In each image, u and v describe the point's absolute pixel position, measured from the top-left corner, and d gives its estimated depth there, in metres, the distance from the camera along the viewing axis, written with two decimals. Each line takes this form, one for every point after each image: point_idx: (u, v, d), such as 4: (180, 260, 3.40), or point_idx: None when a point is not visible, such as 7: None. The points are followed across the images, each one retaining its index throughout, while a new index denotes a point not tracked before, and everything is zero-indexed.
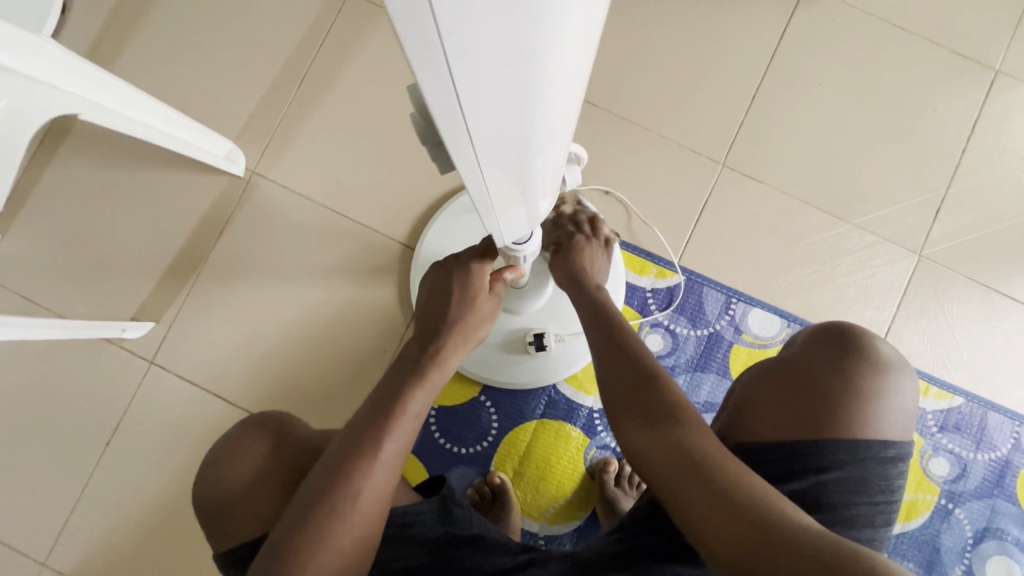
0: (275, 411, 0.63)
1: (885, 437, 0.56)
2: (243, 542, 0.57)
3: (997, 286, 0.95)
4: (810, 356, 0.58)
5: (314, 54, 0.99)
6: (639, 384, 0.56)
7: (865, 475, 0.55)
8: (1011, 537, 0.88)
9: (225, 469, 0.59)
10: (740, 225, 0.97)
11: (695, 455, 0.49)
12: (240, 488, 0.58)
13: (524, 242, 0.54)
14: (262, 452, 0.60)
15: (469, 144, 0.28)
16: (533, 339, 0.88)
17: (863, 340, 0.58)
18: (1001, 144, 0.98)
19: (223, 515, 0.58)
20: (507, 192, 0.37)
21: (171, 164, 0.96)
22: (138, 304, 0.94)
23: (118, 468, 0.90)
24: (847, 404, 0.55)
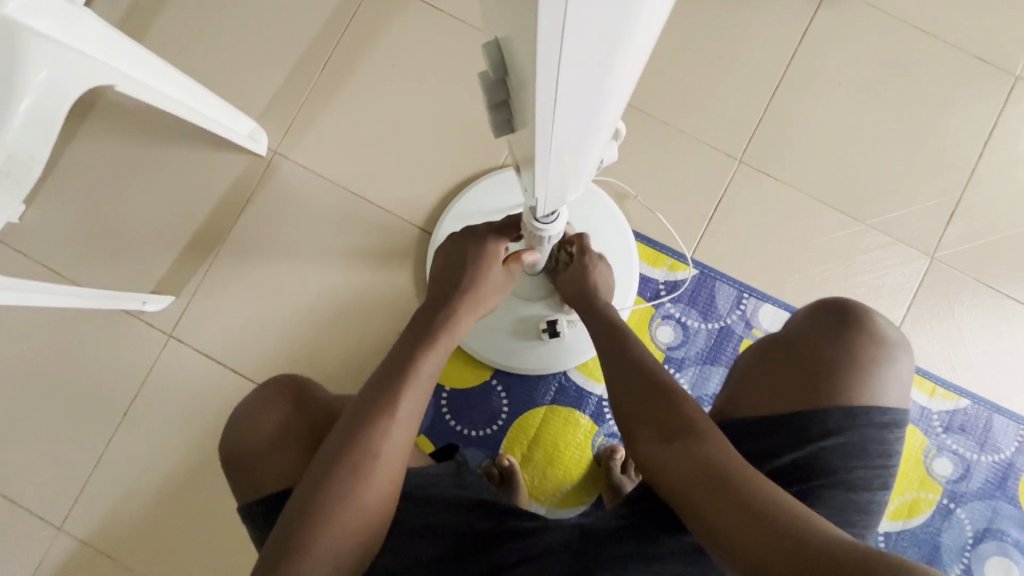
0: (300, 376, 0.65)
1: (881, 403, 0.57)
2: (262, 498, 0.58)
3: (1008, 291, 0.96)
4: (807, 331, 0.60)
5: (338, 37, 1.00)
6: (658, 402, 0.57)
7: (864, 440, 0.56)
8: (1011, 538, 0.89)
9: (249, 427, 0.61)
10: (755, 222, 0.98)
11: (715, 467, 0.50)
12: (261, 447, 0.60)
13: (548, 222, 0.55)
14: (284, 413, 0.62)
15: (547, 101, 0.28)
16: (546, 325, 0.90)
17: (859, 314, 0.60)
18: (1018, 150, 0.98)
19: (244, 472, 0.60)
20: (555, 163, 0.38)
21: (194, 142, 0.98)
22: (158, 279, 0.95)
23: (135, 437, 0.92)
24: (843, 373, 0.57)
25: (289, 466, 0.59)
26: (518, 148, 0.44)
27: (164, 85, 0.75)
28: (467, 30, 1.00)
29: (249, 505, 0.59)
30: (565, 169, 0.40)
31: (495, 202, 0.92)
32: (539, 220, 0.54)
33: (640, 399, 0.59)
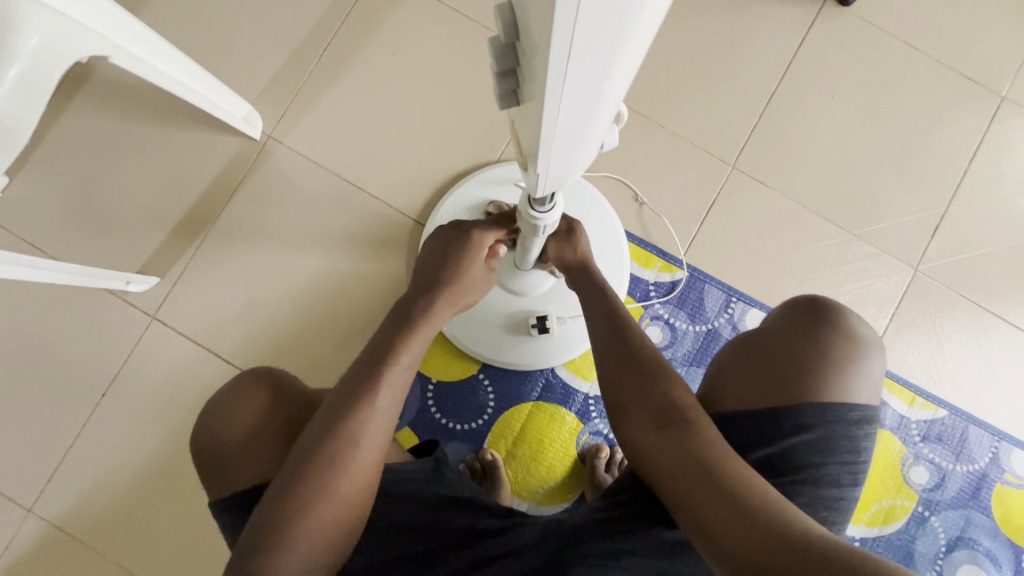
0: (269, 366, 0.64)
1: (852, 401, 0.58)
2: (238, 492, 0.57)
3: (988, 306, 0.98)
4: (783, 327, 0.60)
5: (338, 24, 0.99)
6: (647, 385, 0.57)
7: (832, 437, 0.57)
8: (982, 548, 0.90)
9: (222, 421, 0.60)
10: (745, 227, 0.99)
11: (702, 456, 0.51)
12: (235, 441, 0.59)
13: (546, 211, 0.55)
14: (254, 406, 0.60)
15: (563, 63, 0.28)
16: (535, 321, 0.90)
17: (834, 312, 0.60)
18: (1002, 168, 1.01)
19: (219, 467, 0.59)
20: (559, 141, 0.38)
21: (187, 123, 0.96)
22: (144, 259, 0.94)
23: (113, 420, 0.90)
24: (816, 370, 0.57)
25: (265, 459, 0.58)
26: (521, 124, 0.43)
27: (158, 59, 0.74)
28: (468, 24, 1.00)
29: (223, 501, 0.58)
30: (571, 149, 0.39)
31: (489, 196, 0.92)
32: (537, 208, 0.54)
33: (628, 382, 0.58)
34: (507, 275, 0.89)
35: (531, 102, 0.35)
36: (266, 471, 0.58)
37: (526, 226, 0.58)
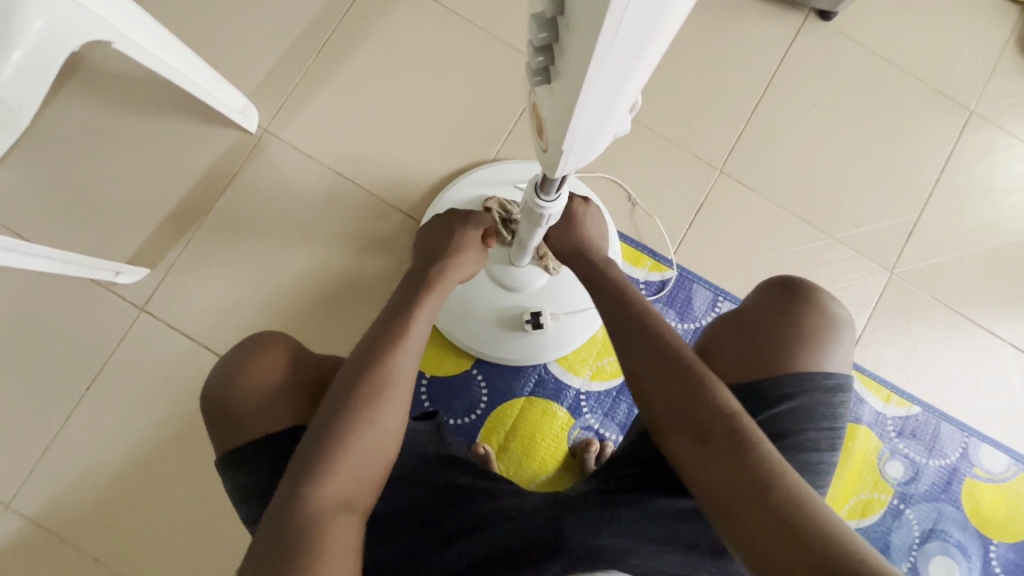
0: (270, 332, 0.64)
1: (825, 369, 0.60)
2: (240, 446, 0.59)
3: (958, 308, 1.03)
4: (759, 307, 0.63)
5: (337, 22, 1.00)
6: (688, 395, 0.55)
7: (808, 403, 0.59)
8: (953, 539, 0.94)
9: (223, 381, 0.60)
10: (732, 230, 1.02)
11: (756, 476, 0.49)
12: (237, 397, 0.60)
13: (551, 201, 0.56)
14: (254, 369, 0.61)
15: (614, 30, 0.29)
16: (529, 317, 0.92)
17: (805, 289, 0.63)
18: (970, 179, 1.06)
19: (223, 421, 0.60)
20: (588, 126, 0.38)
21: (181, 114, 0.96)
22: (134, 250, 0.92)
23: (98, 413, 0.88)
24: (790, 343, 0.60)
25: (266, 417, 0.59)
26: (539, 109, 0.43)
27: (158, 48, 0.74)
28: (465, 26, 1.02)
29: (227, 455, 0.59)
30: (592, 134, 0.39)
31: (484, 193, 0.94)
32: (542, 198, 0.56)
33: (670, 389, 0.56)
34: (502, 272, 0.90)
35: (564, 76, 0.35)
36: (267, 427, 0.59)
37: (529, 212, 0.59)
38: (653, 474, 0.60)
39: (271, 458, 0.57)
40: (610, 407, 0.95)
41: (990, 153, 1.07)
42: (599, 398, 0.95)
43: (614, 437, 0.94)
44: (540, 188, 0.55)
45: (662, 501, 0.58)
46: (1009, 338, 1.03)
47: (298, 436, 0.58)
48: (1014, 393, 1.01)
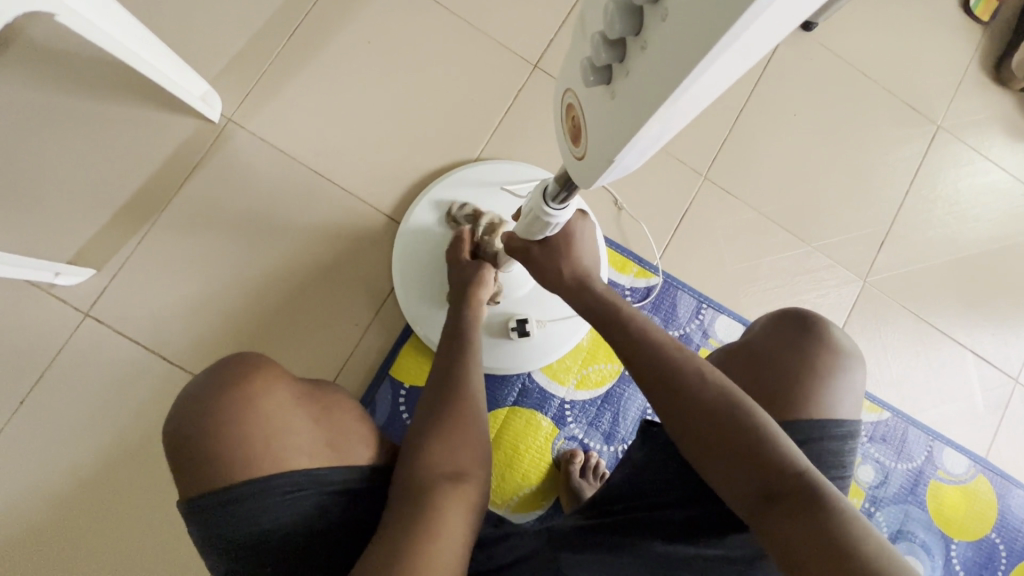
0: (243, 354, 0.58)
1: (837, 416, 0.59)
2: (206, 493, 0.53)
3: (924, 316, 1.07)
4: (773, 342, 0.63)
5: (310, 6, 0.94)
6: (738, 448, 0.52)
7: (822, 455, 0.57)
8: (918, 539, 0.98)
9: (186, 414, 0.54)
10: (714, 236, 1.02)
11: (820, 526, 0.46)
12: (203, 439, 0.53)
13: (558, 211, 0.56)
14: (218, 397, 0.54)
15: (719, 54, 0.26)
16: (514, 325, 0.89)
17: (819, 326, 0.63)
18: (937, 191, 1.10)
19: (187, 464, 0.54)
20: (640, 145, 0.35)
21: (132, 98, 0.87)
22: (76, 248, 0.83)
23: (34, 429, 0.79)
24: (805, 383, 0.60)
25: (237, 463, 0.53)
26: (589, 107, 0.39)
27: (108, 24, 0.66)
28: (449, 16, 0.97)
29: (191, 501, 0.53)
30: (647, 149, 0.36)
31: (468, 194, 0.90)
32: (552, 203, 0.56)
33: (720, 443, 0.53)
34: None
35: (642, 78, 0.31)
36: (233, 467, 0.53)
37: (534, 220, 0.59)
38: (648, 511, 0.59)
39: (243, 509, 0.52)
40: (594, 416, 0.93)
41: (955, 165, 1.11)
42: (583, 407, 0.93)
43: (598, 447, 0.92)
44: (550, 197, 0.55)
45: (659, 547, 0.56)
46: (969, 345, 1.07)
47: (267, 477, 0.53)
48: (973, 398, 1.06)
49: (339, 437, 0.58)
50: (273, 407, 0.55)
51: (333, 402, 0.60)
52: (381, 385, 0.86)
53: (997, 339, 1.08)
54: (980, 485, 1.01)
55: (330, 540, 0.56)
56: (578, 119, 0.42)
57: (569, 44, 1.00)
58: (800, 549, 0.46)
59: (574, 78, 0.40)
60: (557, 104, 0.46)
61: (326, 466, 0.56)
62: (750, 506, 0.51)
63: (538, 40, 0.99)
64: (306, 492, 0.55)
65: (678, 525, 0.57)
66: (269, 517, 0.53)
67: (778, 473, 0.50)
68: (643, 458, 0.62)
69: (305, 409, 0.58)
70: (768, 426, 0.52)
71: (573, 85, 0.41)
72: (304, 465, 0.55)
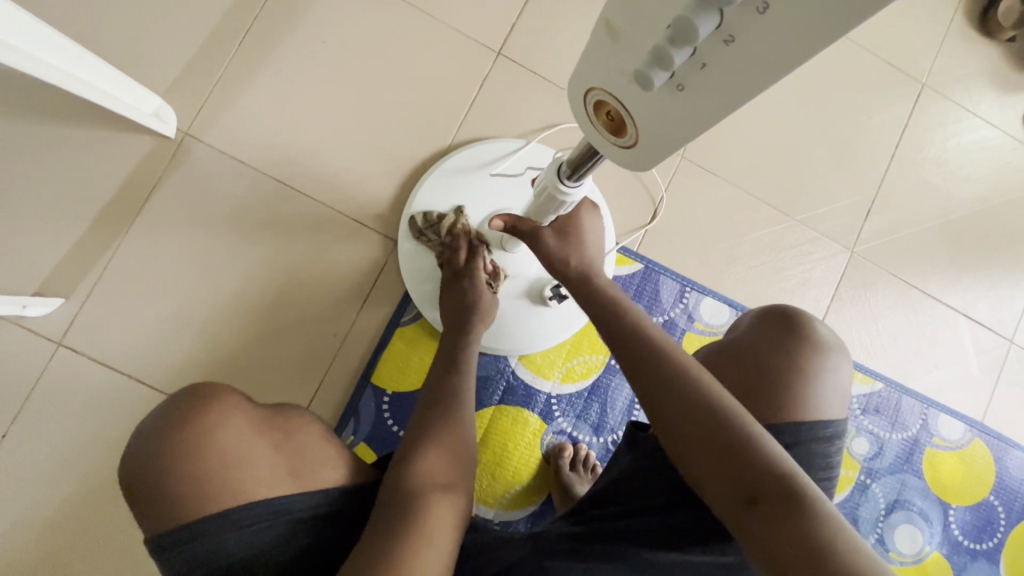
0: (196, 388, 0.56)
1: (822, 417, 0.58)
2: (169, 532, 0.52)
3: (915, 283, 1.04)
4: (756, 338, 0.61)
5: (259, 8, 0.90)
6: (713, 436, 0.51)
7: (805, 454, 0.57)
8: (916, 508, 0.97)
9: (143, 455, 0.53)
10: (694, 216, 1.00)
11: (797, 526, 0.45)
12: (163, 479, 0.52)
13: (575, 188, 0.56)
14: (172, 435, 0.53)
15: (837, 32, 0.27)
16: (551, 292, 0.88)
17: (804, 323, 0.61)
18: (924, 152, 1.07)
19: (149, 505, 0.53)
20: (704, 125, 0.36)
21: (87, 120, 0.85)
22: (42, 278, 0.82)
23: (17, 463, 0.79)
24: (789, 384, 0.58)
25: (199, 500, 0.52)
26: (630, 104, 0.37)
27: (47, 52, 0.64)
28: (405, 7, 0.93)
29: (156, 538, 0.53)
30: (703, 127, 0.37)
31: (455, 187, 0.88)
32: (568, 183, 0.56)
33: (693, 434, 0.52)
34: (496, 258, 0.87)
35: (724, 73, 0.32)
36: (194, 504, 0.52)
37: (546, 200, 0.59)
38: (638, 518, 0.58)
39: (206, 544, 0.52)
40: (582, 409, 0.92)
41: (941, 124, 1.08)
42: (570, 400, 0.92)
43: (587, 438, 0.91)
44: (565, 175, 0.55)
45: (646, 554, 0.56)
46: (962, 309, 1.05)
47: (228, 513, 0.52)
48: (968, 362, 1.04)
49: (304, 462, 0.58)
50: (233, 441, 0.54)
51: (296, 428, 0.59)
52: (363, 394, 0.85)
53: (990, 301, 1.06)
54: (977, 450, 1.01)
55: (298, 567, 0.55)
56: (615, 114, 0.39)
57: (532, 27, 0.96)
58: (773, 547, 0.46)
59: (608, 72, 0.37)
60: (574, 101, 0.41)
61: (289, 494, 0.55)
62: (725, 500, 0.50)
63: (499, 25, 0.95)
64: (269, 523, 0.54)
65: (663, 531, 0.57)
66: (233, 551, 0.53)
67: (752, 466, 0.49)
68: (630, 464, 0.61)
69: (265, 438, 0.57)
70: (746, 420, 0.51)
71: (604, 81, 0.38)
72: (267, 495, 0.54)
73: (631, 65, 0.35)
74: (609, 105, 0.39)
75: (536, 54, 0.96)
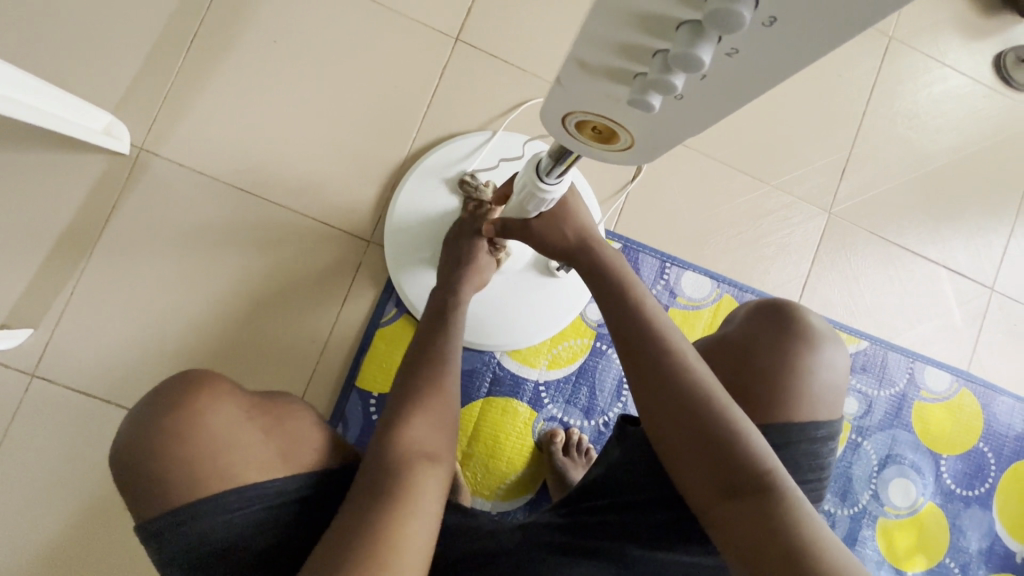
0: (191, 370, 0.56)
1: (816, 417, 0.58)
2: (158, 516, 0.52)
3: (894, 239, 1.04)
4: (750, 334, 0.60)
5: (203, 13, 0.87)
6: (704, 436, 0.51)
7: (800, 455, 0.57)
8: (907, 461, 0.98)
9: (133, 439, 0.53)
10: (668, 190, 0.99)
11: (785, 538, 0.46)
12: (151, 461, 0.52)
13: (555, 184, 0.51)
14: (161, 419, 0.52)
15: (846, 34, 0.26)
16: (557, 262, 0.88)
17: (797, 318, 0.61)
18: (896, 106, 1.06)
19: (137, 489, 0.53)
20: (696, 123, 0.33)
21: (34, 143, 0.82)
22: (7, 310, 0.80)
23: (3, 498, 0.77)
24: (782, 384, 0.58)
25: (188, 483, 0.52)
26: (618, 117, 0.32)
27: None
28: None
29: (146, 522, 0.53)
30: None
31: (433, 181, 0.86)
32: (548, 175, 0.50)
33: (685, 439, 0.52)
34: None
35: (728, 81, 0.29)
36: (183, 490, 0.52)
37: (526, 197, 0.54)
38: (624, 514, 0.59)
39: (195, 529, 0.52)
40: (571, 394, 0.92)
41: (910, 76, 1.07)
42: (559, 386, 0.92)
43: (579, 422, 0.91)
44: (545, 171, 0.50)
45: (637, 551, 0.57)
46: (941, 260, 1.06)
47: (218, 497, 0.52)
48: (951, 313, 1.05)
49: (294, 445, 0.57)
50: (222, 425, 0.54)
51: (288, 411, 0.58)
52: (349, 398, 0.84)
53: (970, 250, 1.06)
54: (964, 399, 1.02)
55: (288, 552, 0.55)
56: (602, 127, 0.34)
57: (488, 10, 0.94)
58: (756, 552, 0.46)
59: (589, 97, 0.32)
60: (549, 126, 0.36)
61: (278, 477, 0.55)
62: (708, 500, 0.51)
63: (453, 10, 0.93)
64: (260, 507, 0.54)
65: (655, 529, 0.58)
66: (222, 537, 0.53)
67: (740, 469, 0.49)
68: (621, 458, 0.61)
69: (258, 421, 0.56)
70: (740, 421, 0.51)
71: (582, 103, 0.33)
72: (256, 478, 0.54)
73: (613, 86, 0.31)
74: (594, 122, 0.34)
75: (495, 38, 0.93)
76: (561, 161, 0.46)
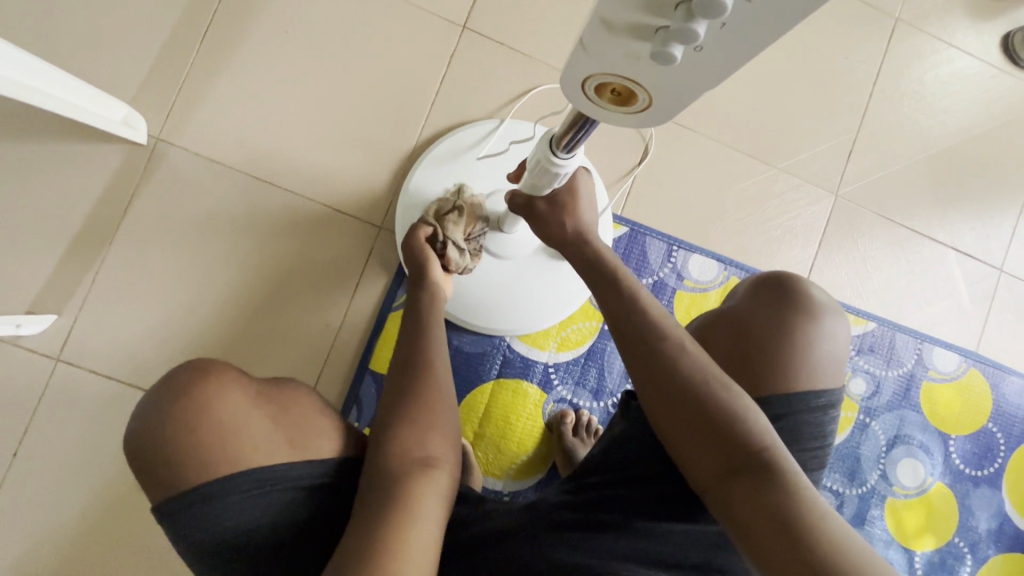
0: (201, 357, 0.58)
1: (816, 387, 0.59)
2: (173, 497, 0.54)
3: (901, 221, 1.05)
4: (751, 310, 0.61)
5: (215, 6, 0.89)
6: (705, 419, 0.53)
7: (803, 423, 0.58)
8: (916, 441, 0.99)
9: (148, 424, 0.54)
10: (675, 174, 1.00)
11: (782, 512, 0.46)
12: (168, 444, 0.54)
13: (566, 159, 0.53)
14: (173, 404, 0.54)
15: None
16: None
17: (797, 292, 0.61)
18: (902, 88, 1.06)
19: (152, 471, 0.54)
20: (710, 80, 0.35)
21: (55, 135, 0.84)
22: (32, 297, 0.82)
23: (33, 478, 0.80)
24: (783, 356, 0.59)
25: (200, 466, 0.54)
26: (639, 77, 0.34)
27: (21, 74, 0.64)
28: None
29: (162, 505, 0.54)
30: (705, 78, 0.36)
31: (443, 166, 0.88)
32: (561, 152, 0.52)
33: (686, 420, 0.53)
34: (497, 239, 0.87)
35: (744, 30, 0.30)
36: (196, 472, 0.54)
37: (538, 172, 0.55)
38: (627, 488, 0.60)
39: (208, 510, 0.53)
40: (580, 375, 0.93)
41: (916, 57, 1.06)
42: (568, 368, 0.93)
43: (588, 404, 0.93)
44: (556, 145, 0.51)
45: (642, 523, 0.58)
46: (950, 242, 1.06)
47: (230, 479, 0.54)
48: (959, 294, 1.05)
49: (301, 431, 0.58)
50: (231, 411, 0.55)
51: (294, 397, 0.60)
52: (363, 381, 0.86)
53: (977, 231, 1.06)
54: (973, 378, 1.02)
55: (296, 534, 0.57)
56: (623, 89, 0.36)
57: None
58: (754, 524, 0.47)
59: (610, 58, 0.33)
60: (569, 92, 0.38)
61: (286, 462, 0.56)
62: (710, 480, 0.52)
63: None
64: (270, 490, 0.55)
65: (659, 502, 0.59)
66: (231, 517, 0.54)
67: (739, 446, 0.51)
68: (626, 431, 0.63)
69: (266, 408, 0.57)
70: (744, 404, 0.53)
71: (602, 65, 0.34)
72: (263, 462, 0.55)
73: (634, 43, 0.32)
74: (615, 84, 0.35)
75: (502, 25, 0.95)
76: (571, 136, 0.48)
